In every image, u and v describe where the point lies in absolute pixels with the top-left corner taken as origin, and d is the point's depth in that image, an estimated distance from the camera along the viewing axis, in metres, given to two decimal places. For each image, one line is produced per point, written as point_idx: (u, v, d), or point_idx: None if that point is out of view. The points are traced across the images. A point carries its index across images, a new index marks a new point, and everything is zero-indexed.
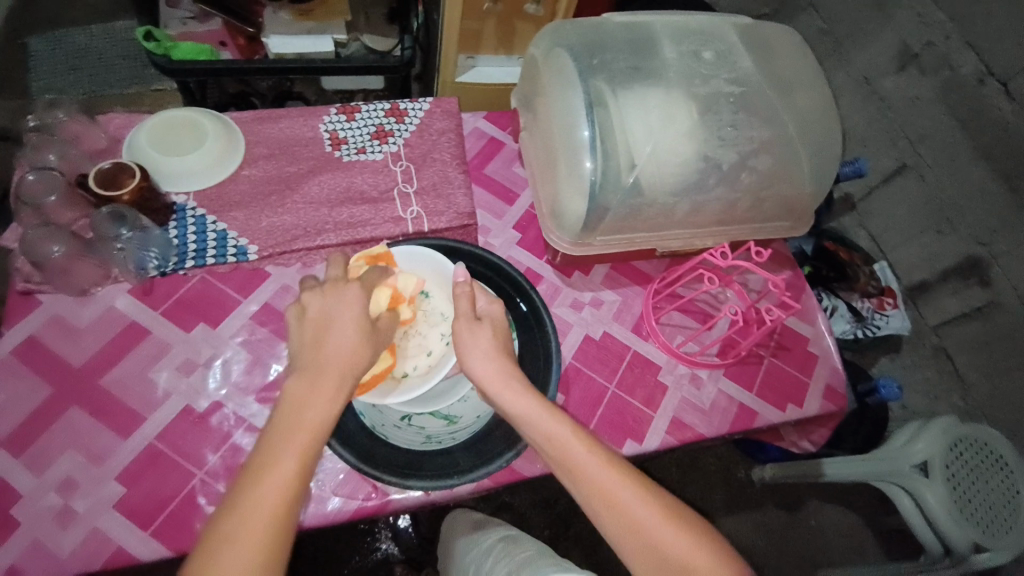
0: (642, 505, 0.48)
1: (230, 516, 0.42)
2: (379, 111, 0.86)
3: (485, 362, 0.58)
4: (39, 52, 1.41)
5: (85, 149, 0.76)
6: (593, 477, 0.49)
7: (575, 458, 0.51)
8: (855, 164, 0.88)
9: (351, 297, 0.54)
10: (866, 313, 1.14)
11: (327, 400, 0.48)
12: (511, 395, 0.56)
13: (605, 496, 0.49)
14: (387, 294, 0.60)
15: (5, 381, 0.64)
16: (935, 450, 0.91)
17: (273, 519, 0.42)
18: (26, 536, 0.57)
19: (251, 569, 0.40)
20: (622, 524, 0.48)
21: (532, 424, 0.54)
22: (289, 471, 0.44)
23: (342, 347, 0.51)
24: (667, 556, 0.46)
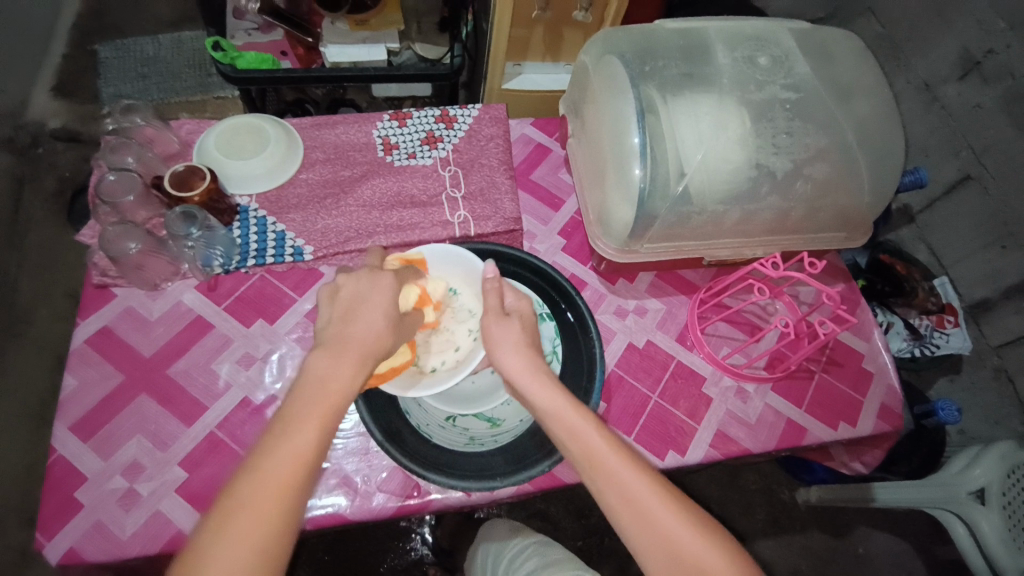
0: (670, 516, 0.47)
1: (246, 482, 0.43)
2: (430, 117, 0.89)
3: (516, 357, 0.58)
4: (108, 60, 1.51)
5: (157, 152, 0.81)
6: (618, 475, 0.49)
7: (599, 453, 0.51)
8: (916, 173, 0.83)
9: (385, 283, 0.56)
10: (925, 331, 1.10)
11: (345, 374, 0.49)
12: (534, 385, 0.56)
13: (623, 492, 0.49)
14: (416, 293, 0.65)
15: (80, 368, 0.68)
16: (993, 476, 0.86)
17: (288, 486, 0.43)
18: (91, 516, 0.60)
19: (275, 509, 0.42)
20: (643, 524, 0.47)
21: (556, 417, 0.54)
22: (307, 441, 0.45)
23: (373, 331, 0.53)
24: (687, 559, 0.45)
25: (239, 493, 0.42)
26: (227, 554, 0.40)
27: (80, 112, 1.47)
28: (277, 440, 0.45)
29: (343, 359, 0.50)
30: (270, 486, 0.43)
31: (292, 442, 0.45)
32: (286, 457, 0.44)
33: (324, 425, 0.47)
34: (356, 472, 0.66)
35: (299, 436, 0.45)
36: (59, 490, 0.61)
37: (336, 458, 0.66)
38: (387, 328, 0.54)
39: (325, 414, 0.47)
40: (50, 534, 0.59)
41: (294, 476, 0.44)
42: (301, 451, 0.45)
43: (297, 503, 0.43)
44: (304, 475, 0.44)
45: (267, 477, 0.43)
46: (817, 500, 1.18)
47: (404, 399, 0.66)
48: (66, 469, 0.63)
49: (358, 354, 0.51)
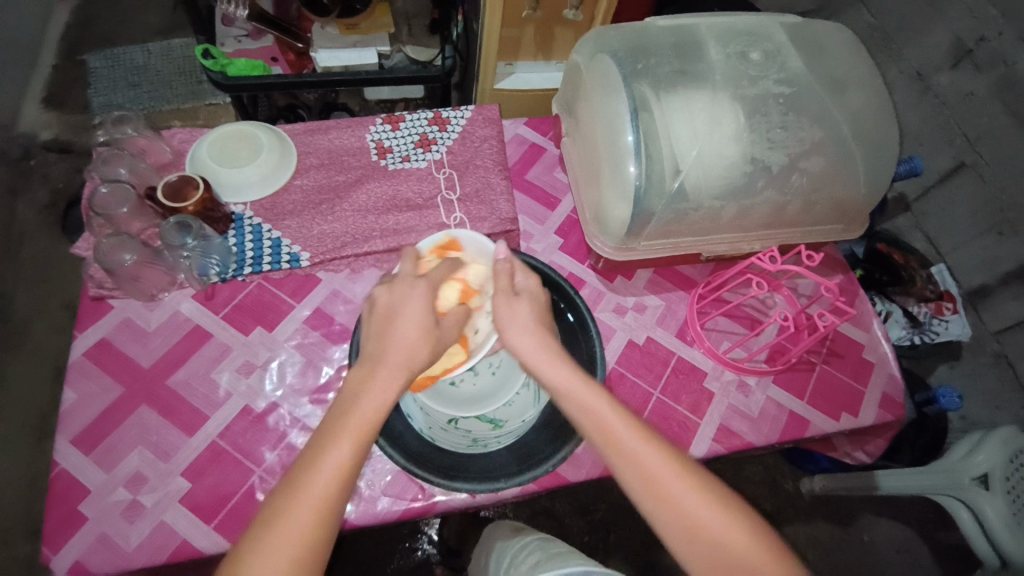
0: (693, 497, 0.48)
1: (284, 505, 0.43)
2: (423, 120, 0.89)
3: (525, 336, 0.57)
4: (99, 69, 1.50)
5: (150, 162, 0.81)
6: (636, 453, 0.50)
7: (617, 431, 0.51)
8: (910, 161, 0.83)
9: (421, 290, 0.55)
10: (924, 319, 1.10)
11: (384, 385, 0.49)
12: (551, 370, 0.55)
13: (648, 478, 0.49)
14: (455, 287, 0.63)
15: (79, 381, 0.68)
16: (996, 461, 0.85)
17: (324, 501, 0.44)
18: (95, 529, 0.60)
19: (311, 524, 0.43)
20: (661, 500, 0.48)
21: (572, 395, 0.53)
22: (343, 461, 0.45)
23: (411, 344, 0.51)
24: (705, 533, 0.47)
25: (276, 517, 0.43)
26: (268, 563, 0.42)
27: (72, 123, 1.47)
28: (312, 463, 0.45)
29: (382, 379, 0.49)
30: (308, 508, 0.43)
31: (327, 462, 0.45)
32: (321, 480, 0.44)
33: (360, 443, 0.46)
34: (360, 477, 0.65)
35: (334, 456, 0.45)
36: (62, 504, 0.61)
37: None
38: (424, 337, 0.52)
39: (363, 427, 0.47)
40: (54, 549, 0.59)
41: (330, 497, 0.44)
42: (337, 472, 0.45)
43: (333, 518, 0.44)
44: (340, 495, 0.45)
45: (304, 500, 0.44)
46: (821, 489, 1.18)
47: (404, 403, 0.65)
48: (68, 483, 0.62)
49: (394, 370, 0.50)
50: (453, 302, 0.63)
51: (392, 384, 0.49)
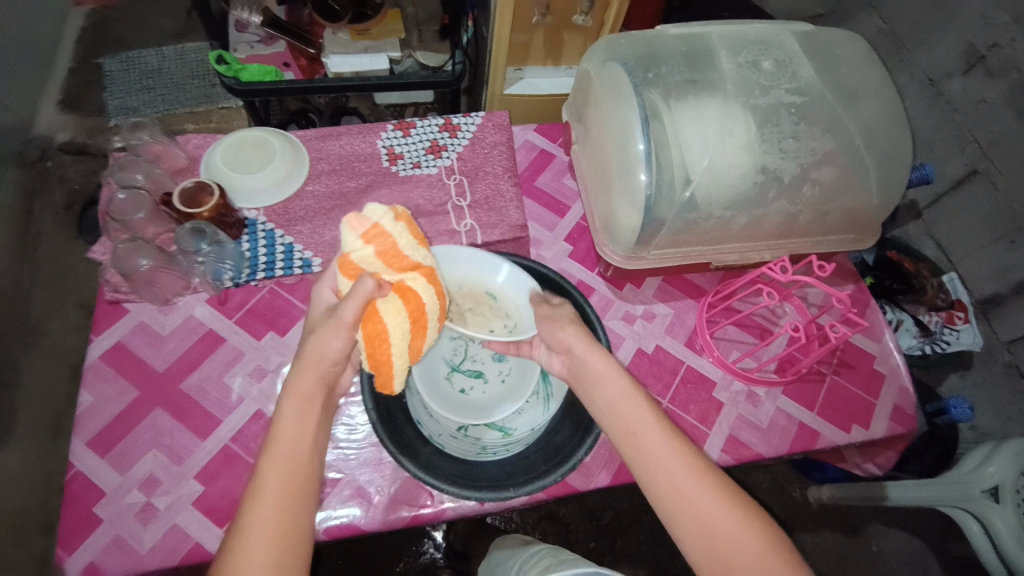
0: (708, 497, 0.50)
1: (236, 550, 0.45)
2: (434, 126, 0.89)
3: (573, 334, 0.61)
4: (114, 72, 1.52)
5: (166, 168, 0.82)
6: (656, 453, 0.53)
7: (641, 430, 0.54)
8: (922, 169, 0.82)
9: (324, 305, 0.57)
10: (935, 329, 1.09)
11: (302, 423, 0.51)
12: (592, 363, 0.59)
13: (663, 472, 0.52)
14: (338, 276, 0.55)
15: (94, 384, 0.69)
16: (1006, 473, 0.84)
17: (277, 541, 0.46)
18: (110, 531, 0.61)
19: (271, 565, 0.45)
20: (678, 500, 0.51)
21: (603, 392, 0.58)
22: (281, 502, 0.47)
23: (313, 351, 0.52)
24: (716, 537, 0.49)
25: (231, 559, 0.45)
26: None
27: (87, 125, 1.49)
28: (249, 514, 0.46)
29: (291, 409, 0.51)
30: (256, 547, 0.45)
31: (262, 499, 0.47)
32: (262, 527, 0.46)
33: (292, 473, 0.49)
34: (369, 483, 0.66)
35: (268, 501, 0.47)
36: (78, 506, 0.62)
37: (350, 469, 0.67)
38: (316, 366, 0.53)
39: (294, 465, 0.49)
40: (68, 550, 0.60)
41: (277, 528, 0.46)
42: (276, 505, 0.47)
43: (295, 554, 0.46)
44: (292, 537, 0.46)
45: (252, 551, 0.45)
46: (829, 497, 1.17)
47: (415, 409, 0.67)
48: (84, 485, 0.63)
49: (306, 404, 0.52)
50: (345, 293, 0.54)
51: (305, 410, 0.52)
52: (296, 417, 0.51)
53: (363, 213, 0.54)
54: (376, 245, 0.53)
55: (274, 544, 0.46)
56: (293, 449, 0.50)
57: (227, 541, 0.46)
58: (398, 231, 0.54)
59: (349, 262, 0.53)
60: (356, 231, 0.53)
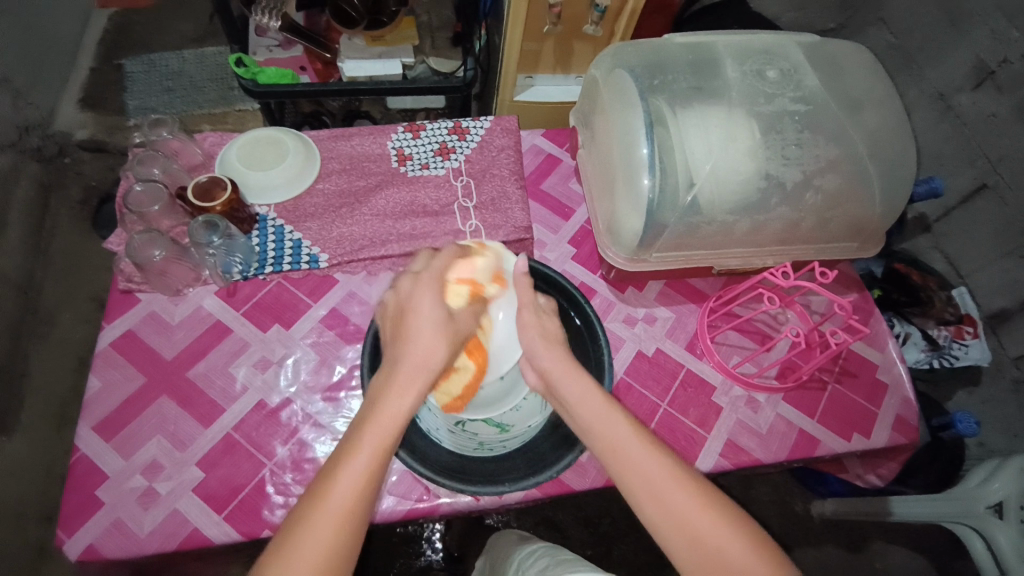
0: (695, 506, 0.48)
1: (309, 511, 0.44)
2: (443, 129, 0.91)
3: (551, 354, 0.58)
4: (135, 74, 1.57)
5: (182, 163, 0.85)
6: (635, 460, 0.50)
7: (621, 443, 0.51)
8: (929, 182, 0.82)
9: (429, 292, 0.56)
10: (943, 342, 1.07)
11: (404, 399, 0.50)
12: (570, 378, 0.56)
13: (643, 477, 0.49)
14: (463, 289, 0.60)
15: (105, 370, 0.71)
16: (1012, 489, 0.83)
17: (349, 509, 0.45)
18: (111, 514, 0.62)
19: (339, 531, 0.44)
20: (660, 507, 0.48)
21: (577, 394, 0.55)
22: (363, 473, 0.46)
23: (425, 346, 0.53)
24: (705, 541, 0.46)
25: (300, 520, 0.44)
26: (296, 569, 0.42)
27: (106, 123, 1.52)
28: (329, 477, 0.45)
29: (397, 395, 0.50)
30: (327, 526, 0.43)
31: (344, 479, 0.45)
32: (342, 491, 0.45)
33: (377, 464, 0.46)
34: None
35: (354, 467, 0.46)
36: (81, 488, 0.63)
37: None
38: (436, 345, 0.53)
39: (388, 434, 0.48)
40: (69, 532, 0.61)
41: (350, 511, 0.44)
42: (354, 487, 0.45)
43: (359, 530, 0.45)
44: (361, 508, 0.45)
45: (327, 512, 0.44)
46: (832, 513, 1.16)
47: None
48: (88, 468, 0.65)
49: (411, 375, 0.51)
50: (463, 300, 0.59)
51: (409, 398, 0.50)
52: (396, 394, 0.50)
53: (495, 254, 0.65)
54: (499, 285, 0.64)
55: (343, 528, 0.44)
56: (390, 422, 0.48)
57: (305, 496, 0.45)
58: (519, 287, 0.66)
59: (480, 285, 0.61)
60: (490, 266, 0.63)
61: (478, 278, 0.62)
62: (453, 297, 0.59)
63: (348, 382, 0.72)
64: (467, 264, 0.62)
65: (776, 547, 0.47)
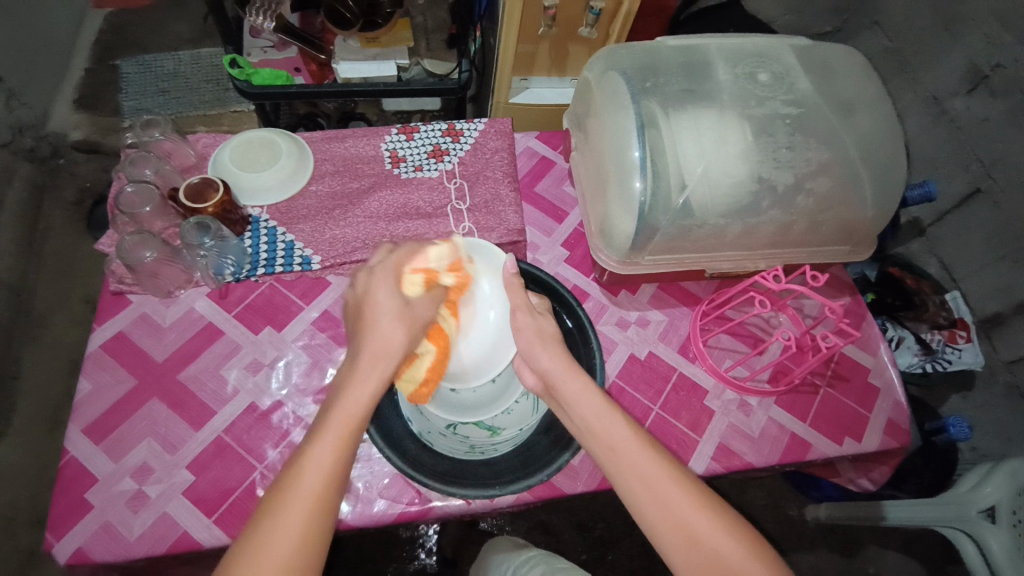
0: (690, 504, 0.48)
1: (280, 496, 0.45)
2: (437, 131, 0.91)
3: (549, 354, 0.59)
4: (129, 74, 1.57)
5: (175, 165, 0.85)
6: (630, 457, 0.51)
7: (616, 440, 0.52)
8: (923, 186, 0.82)
9: (386, 284, 0.59)
10: (936, 346, 1.06)
11: (367, 386, 0.51)
12: (568, 375, 0.57)
13: (639, 476, 0.50)
14: (418, 277, 0.61)
15: (94, 372, 0.71)
16: (1004, 493, 0.83)
17: (319, 491, 0.45)
18: (100, 517, 0.62)
19: (308, 515, 0.44)
20: (656, 504, 0.48)
21: (576, 392, 0.56)
22: (329, 459, 0.46)
23: (380, 335, 0.55)
24: (700, 539, 0.47)
25: (273, 508, 0.44)
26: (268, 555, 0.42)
27: (100, 124, 1.52)
28: (298, 463, 0.46)
29: (358, 382, 0.52)
30: (298, 509, 0.44)
31: (314, 459, 0.46)
32: (311, 475, 0.45)
33: (343, 441, 0.48)
34: (357, 478, 0.66)
35: (320, 451, 0.47)
36: (70, 492, 0.63)
37: None
38: (394, 331, 0.55)
39: (352, 417, 0.49)
40: (57, 536, 0.60)
41: (321, 493, 0.45)
42: (323, 471, 0.46)
43: (330, 516, 0.45)
44: (330, 492, 0.46)
45: (297, 495, 0.45)
46: (826, 516, 1.16)
47: (405, 406, 0.67)
48: (77, 471, 0.64)
49: (371, 363, 0.53)
50: (419, 288, 0.61)
51: (372, 383, 0.52)
52: (359, 381, 0.51)
53: (451, 243, 0.66)
54: (455, 272, 0.65)
55: (312, 513, 0.44)
56: (352, 407, 0.50)
57: (276, 485, 0.46)
58: (484, 274, 0.67)
59: (434, 273, 0.62)
60: (446, 254, 0.65)
61: (433, 267, 0.63)
62: (407, 286, 0.60)
63: None
64: (420, 254, 0.63)
65: (769, 546, 0.47)
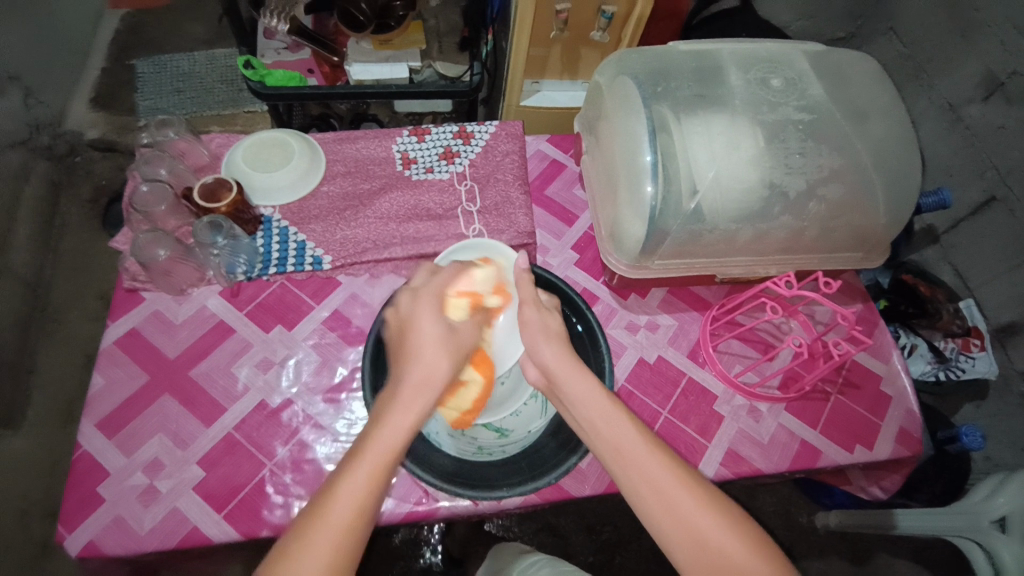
0: (699, 508, 0.48)
1: (309, 522, 0.44)
2: (448, 133, 0.91)
3: (554, 354, 0.59)
4: (145, 74, 1.59)
5: (189, 164, 0.86)
6: (637, 459, 0.50)
7: (624, 444, 0.51)
8: (938, 194, 0.82)
9: (431, 308, 0.58)
10: (950, 354, 1.06)
11: (406, 415, 0.50)
12: (574, 376, 0.56)
13: (646, 479, 0.49)
14: (463, 300, 0.63)
15: (108, 368, 0.71)
16: (1015, 503, 0.81)
17: (350, 522, 0.44)
18: (111, 511, 0.62)
19: (337, 545, 0.44)
20: (665, 509, 0.48)
21: (581, 392, 0.55)
22: (363, 488, 0.45)
23: (425, 364, 0.53)
24: (709, 545, 0.46)
25: (301, 534, 0.44)
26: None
27: (116, 123, 1.54)
28: (330, 490, 0.45)
29: (399, 410, 0.50)
30: (328, 539, 0.43)
31: (345, 491, 0.45)
32: (343, 505, 0.45)
33: (377, 474, 0.46)
34: None
35: (354, 481, 0.46)
36: (82, 485, 0.64)
37: None
38: (437, 358, 0.54)
39: (392, 447, 0.48)
40: (69, 529, 0.61)
41: (353, 524, 0.44)
42: (355, 501, 0.45)
43: (359, 544, 0.45)
44: (361, 523, 0.45)
45: (327, 524, 0.44)
46: (837, 524, 1.15)
47: None
48: (89, 464, 0.65)
49: (414, 391, 0.52)
50: (464, 312, 0.62)
51: (410, 415, 0.50)
52: (399, 407, 0.50)
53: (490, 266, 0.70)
54: (499, 295, 0.68)
55: (341, 545, 0.44)
56: (390, 436, 0.48)
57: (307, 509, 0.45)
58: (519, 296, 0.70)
59: (477, 297, 0.65)
60: (488, 278, 0.68)
61: (476, 291, 0.65)
62: (453, 311, 0.61)
63: (349, 384, 0.73)
64: (463, 278, 0.65)
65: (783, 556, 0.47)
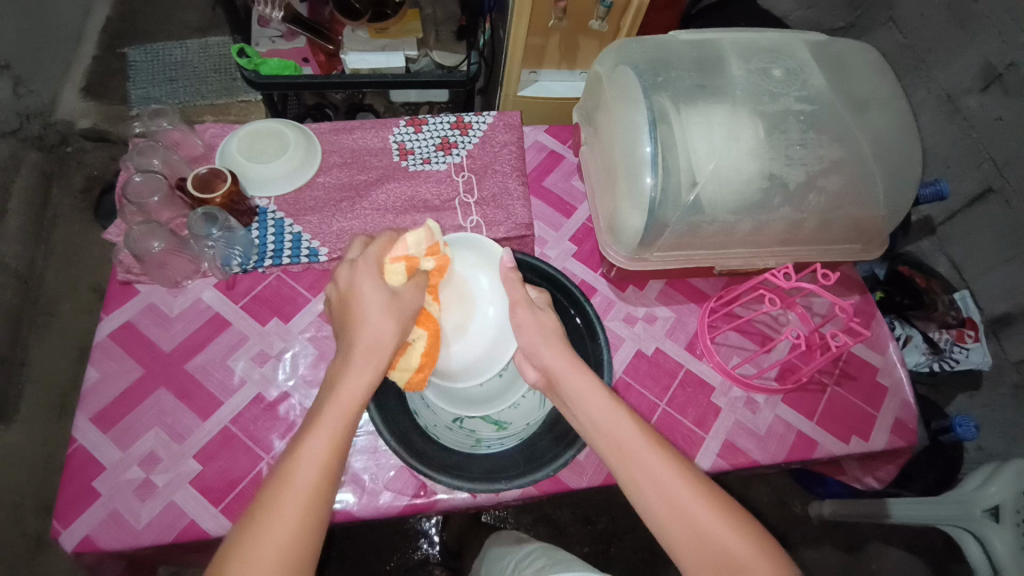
0: (699, 502, 0.48)
1: (274, 491, 0.45)
2: (445, 124, 0.90)
3: (552, 349, 0.59)
4: (138, 62, 1.57)
5: (183, 155, 0.85)
6: (638, 455, 0.50)
7: (626, 441, 0.51)
8: (935, 185, 0.81)
9: (370, 278, 0.56)
10: (943, 346, 1.06)
11: (366, 378, 0.51)
12: (574, 373, 0.56)
13: (647, 475, 0.49)
14: (399, 264, 0.58)
15: (102, 362, 0.71)
16: (1008, 493, 0.82)
17: (313, 486, 0.45)
18: (107, 506, 0.62)
19: (302, 509, 0.44)
20: (666, 506, 0.48)
21: (581, 389, 0.55)
22: (323, 451, 0.46)
23: (373, 330, 0.53)
24: (710, 539, 0.46)
25: (267, 503, 0.44)
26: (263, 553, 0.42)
27: (108, 113, 1.52)
28: (291, 457, 0.46)
29: (356, 374, 0.51)
30: (293, 504, 0.44)
31: (304, 459, 0.46)
32: (304, 469, 0.45)
33: (336, 440, 0.47)
34: (364, 470, 0.67)
35: (312, 446, 0.46)
36: (78, 479, 0.63)
37: None
38: (385, 325, 0.54)
39: (348, 410, 0.49)
40: (65, 523, 0.61)
41: (317, 487, 0.45)
42: (318, 465, 0.46)
43: (324, 507, 0.45)
44: (323, 488, 0.46)
45: (290, 489, 0.45)
46: (830, 513, 1.16)
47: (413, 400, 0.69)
48: (85, 458, 0.65)
49: (367, 356, 0.52)
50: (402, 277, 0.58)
51: (364, 377, 0.51)
52: (357, 373, 0.51)
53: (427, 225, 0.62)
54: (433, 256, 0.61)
55: (309, 507, 0.45)
56: (349, 399, 0.49)
57: (270, 479, 0.46)
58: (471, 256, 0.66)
59: (414, 259, 0.59)
60: (424, 237, 0.60)
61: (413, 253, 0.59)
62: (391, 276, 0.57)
63: None
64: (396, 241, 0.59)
65: (779, 547, 0.47)
